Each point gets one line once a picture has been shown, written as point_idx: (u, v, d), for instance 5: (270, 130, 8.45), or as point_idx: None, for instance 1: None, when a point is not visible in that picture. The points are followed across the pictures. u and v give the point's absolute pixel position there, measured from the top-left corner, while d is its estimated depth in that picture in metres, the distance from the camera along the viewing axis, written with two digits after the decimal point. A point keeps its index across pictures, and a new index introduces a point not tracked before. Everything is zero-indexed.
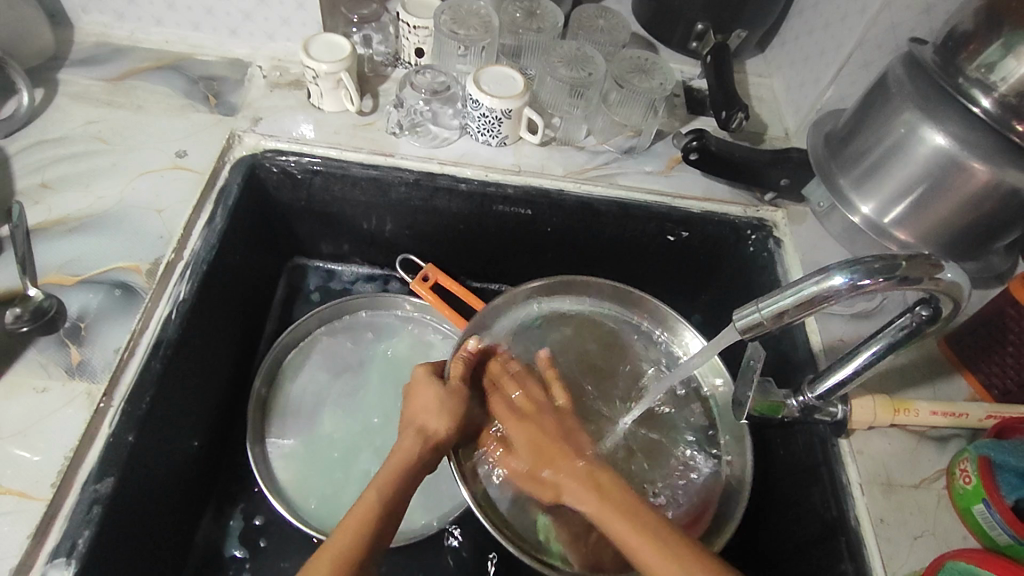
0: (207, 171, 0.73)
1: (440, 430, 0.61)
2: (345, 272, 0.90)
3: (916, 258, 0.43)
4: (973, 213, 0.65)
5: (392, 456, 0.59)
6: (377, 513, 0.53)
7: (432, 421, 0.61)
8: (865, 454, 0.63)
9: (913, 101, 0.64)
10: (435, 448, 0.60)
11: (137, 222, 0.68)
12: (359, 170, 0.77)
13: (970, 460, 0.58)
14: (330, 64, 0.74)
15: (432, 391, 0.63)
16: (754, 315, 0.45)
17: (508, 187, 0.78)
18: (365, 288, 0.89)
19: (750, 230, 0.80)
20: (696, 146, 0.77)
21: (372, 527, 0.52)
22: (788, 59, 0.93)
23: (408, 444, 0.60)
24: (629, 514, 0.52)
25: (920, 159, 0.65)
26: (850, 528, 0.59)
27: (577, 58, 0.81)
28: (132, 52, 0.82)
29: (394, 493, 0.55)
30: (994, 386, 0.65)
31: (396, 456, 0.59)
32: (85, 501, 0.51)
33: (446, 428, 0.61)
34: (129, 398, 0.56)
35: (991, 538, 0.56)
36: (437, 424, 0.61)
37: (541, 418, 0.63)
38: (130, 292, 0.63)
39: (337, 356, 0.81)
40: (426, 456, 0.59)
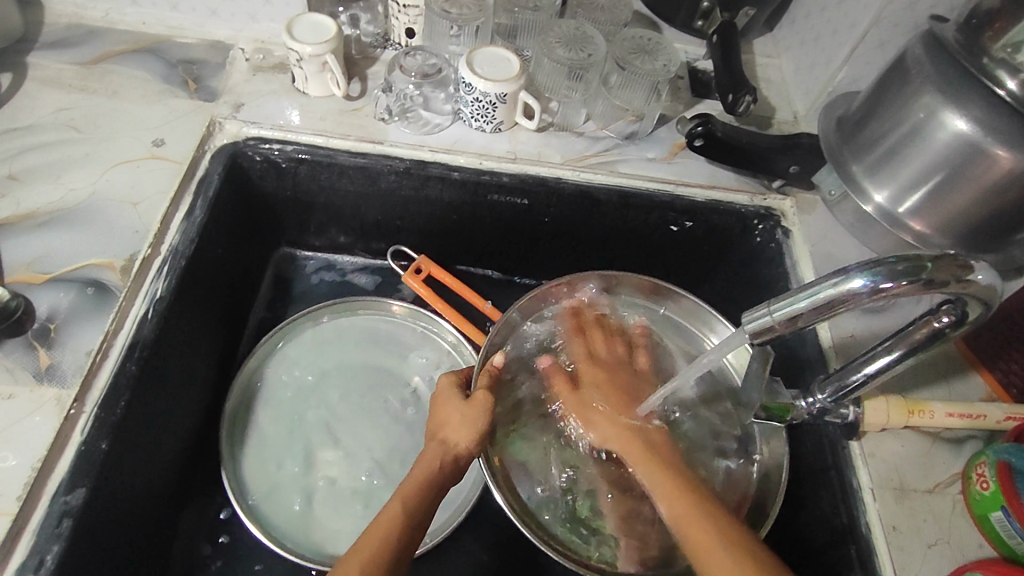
0: (186, 161, 0.69)
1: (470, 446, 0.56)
2: (343, 261, 0.86)
3: (942, 259, 0.39)
4: (994, 203, 0.61)
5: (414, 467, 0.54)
6: (402, 523, 0.49)
7: (456, 434, 0.56)
8: (877, 458, 0.60)
9: (933, 83, 0.60)
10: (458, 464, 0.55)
11: (111, 216, 0.65)
12: (347, 158, 0.73)
13: (988, 465, 0.55)
14: (315, 46, 0.70)
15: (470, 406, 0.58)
16: (765, 317, 0.42)
17: (504, 176, 0.74)
18: (362, 279, 0.86)
19: (757, 219, 0.76)
20: (702, 131, 0.73)
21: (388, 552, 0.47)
22: (798, 39, 0.88)
23: (430, 456, 0.55)
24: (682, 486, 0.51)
25: (940, 145, 0.61)
26: (861, 536, 0.57)
27: (576, 38, 0.76)
28: (106, 33, 0.78)
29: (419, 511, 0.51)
30: (1013, 384, 0.62)
31: (419, 466, 0.54)
32: (54, 514, 0.49)
33: (471, 443, 0.56)
34: (102, 403, 0.54)
35: (1008, 547, 0.53)
36: (467, 437, 0.56)
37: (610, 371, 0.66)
38: (103, 291, 0.60)
39: (326, 352, 0.78)
40: (447, 472, 0.55)
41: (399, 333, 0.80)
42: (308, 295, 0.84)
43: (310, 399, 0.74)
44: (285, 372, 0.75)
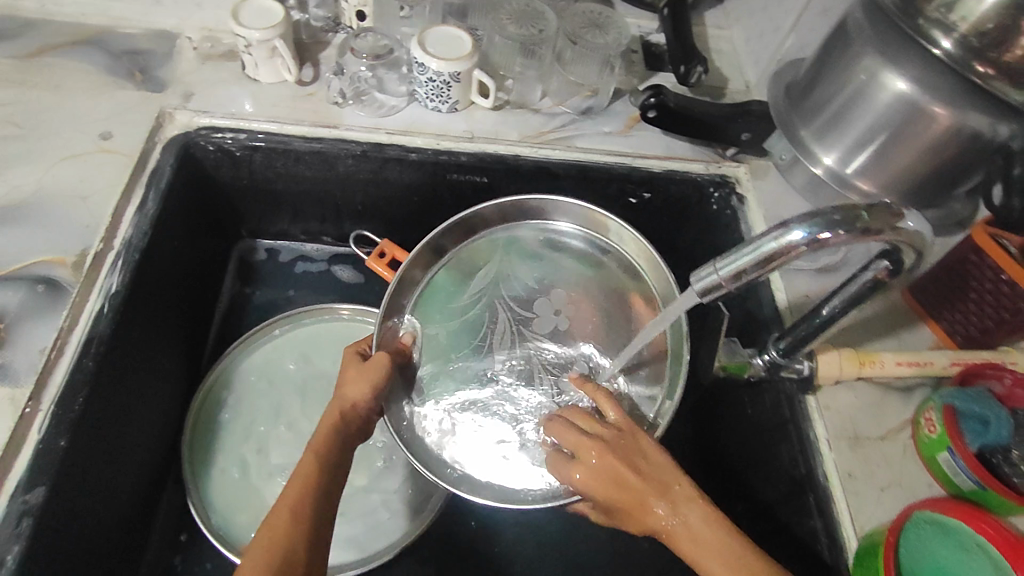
0: (136, 153, 0.68)
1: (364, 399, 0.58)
2: (316, 252, 0.86)
3: (877, 208, 0.41)
4: (935, 160, 0.64)
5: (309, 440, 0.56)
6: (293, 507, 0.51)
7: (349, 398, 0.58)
8: (832, 410, 0.63)
9: (873, 45, 0.62)
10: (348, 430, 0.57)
11: (60, 211, 0.63)
12: (302, 144, 0.72)
13: (935, 409, 0.58)
14: (263, 31, 0.69)
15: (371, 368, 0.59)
16: (712, 275, 0.43)
17: (462, 155, 0.74)
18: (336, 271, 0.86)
19: (713, 187, 0.77)
20: (655, 102, 0.74)
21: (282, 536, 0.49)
22: (748, 9, 0.90)
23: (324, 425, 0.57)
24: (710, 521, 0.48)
25: (882, 106, 0.63)
26: (818, 484, 0.59)
27: (527, 14, 0.76)
28: (45, 26, 0.75)
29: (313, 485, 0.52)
30: (958, 332, 0.65)
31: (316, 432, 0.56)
32: (14, 513, 0.49)
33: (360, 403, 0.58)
34: (59, 400, 0.54)
35: (955, 485, 0.56)
36: (356, 393, 0.58)
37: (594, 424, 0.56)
38: (54, 287, 0.59)
39: (293, 341, 0.78)
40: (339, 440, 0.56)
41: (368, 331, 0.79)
42: (275, 285, 0.84)
43: (279, 389, 0.75)
44: (253, 361, 0.75)
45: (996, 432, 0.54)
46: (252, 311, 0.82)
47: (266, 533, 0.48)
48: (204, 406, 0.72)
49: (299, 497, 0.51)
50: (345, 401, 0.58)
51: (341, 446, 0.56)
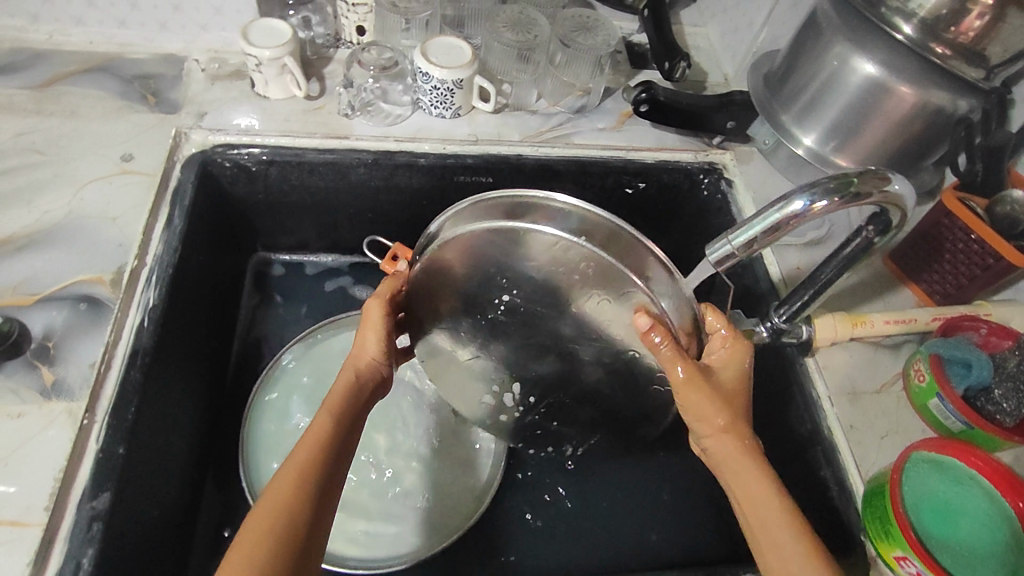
0: (159, 173, 0.71)
1: (377, 354, 0.57)
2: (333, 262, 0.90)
3: (865, 174, 0.47)
4: (905, 135, 0.70)
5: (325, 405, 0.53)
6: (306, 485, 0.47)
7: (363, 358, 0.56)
8: (830, 369, 0.68)
9: (842, 33, 0.68)
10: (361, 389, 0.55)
11: (91, 233, 0.66)
12: (315, 155, 0.76)
13: (921, 360, 0.64)
14: (273, 50, 0.73)
15: (369, 318, 0.58)
16: (725, 246, 0.48)
17: (468, 157, 0.79)
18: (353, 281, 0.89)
19: (702, 174, 0.83)
20: (646, 97, 0.79)
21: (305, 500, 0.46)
22: (721, 7, 0.96)
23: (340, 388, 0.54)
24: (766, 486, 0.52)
25: (856, 90, 0.69)
26: (824, 437, 0.64)
27: (520, 21, 0.81)
28: (54, 55, 0.78)
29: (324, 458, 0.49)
30: (936, 292, 0.72)
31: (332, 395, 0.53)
32: (84, 519, 0.51)
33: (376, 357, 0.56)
34: (113, 410, 0.56)
35: (945, 427, 0.63)
36: (371, 348, 0.57)
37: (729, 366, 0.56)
38: (96, 304, 0.62)
39: (316, 347, 0.80)
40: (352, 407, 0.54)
41: None
42: (294, 296, 0.87)
43: (306, 394, 0.77)
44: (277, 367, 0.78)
45: (978, 374, 0.60)
46: (271, 321, 0.84)
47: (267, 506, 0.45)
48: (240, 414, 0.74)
49: (303, 469, 0.47)
50: (355, 361, 0.57)
51: (355, 408, 0.54)
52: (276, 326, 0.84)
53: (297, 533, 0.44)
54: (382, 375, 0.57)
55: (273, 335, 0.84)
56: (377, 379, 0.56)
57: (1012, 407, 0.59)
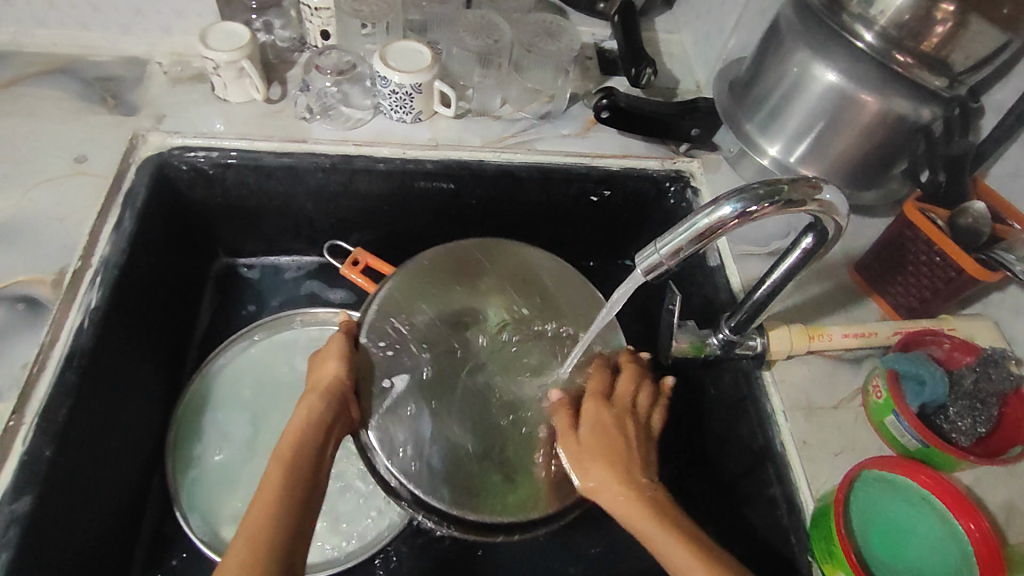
0: (111, 174, 0.71)
1: (340, 371, 0.57)
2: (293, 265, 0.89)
3: (797, 181, 0.46)
4: (867, 143, 0.68)
5: (284, 439, 0.52)
6: (263, 536, 0.45)
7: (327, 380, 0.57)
8: (786, 383, 0.66)
9: (801, 40, 0.67)
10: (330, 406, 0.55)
11: (39, 233, 0.66)
12: (272, 159, 0.75)
13: (879, 376, 0.61)
14: (230, 53, 0.72)
15: (329, 346, 0.59)
16: (654, 255, 0.47)
17: (427, 162, 0.78)
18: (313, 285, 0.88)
19: (668, 182, 0.81)
20: (607, 103, 0.78)
21: (266, 547, 0.45)
22: (695, 13, 0.95)
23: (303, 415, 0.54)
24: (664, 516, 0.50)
25: (815, 97, 0.67)
26: (776, 454, 0.62)
27: (482, 26, 0.81)
28: (18, 57, 0.78)
29: (287, 503, 0.48)
30: (901, 305, 0.69)
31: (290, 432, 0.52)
32: (2, 523, 0.51)
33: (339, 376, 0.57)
34: (43, 412, 0.56)
35: (902, 445, 0.60)
36: (331, 367, 0.58)
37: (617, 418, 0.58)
38: (34, 305, 0.61)
39: (271, 354, 0.80)
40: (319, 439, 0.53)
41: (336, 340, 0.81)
42: (257, 302, 0.86)
43: (257, 402, 0.76)
44: (228, 375, 0.77)
45: (932, 391, 0.58)
46: (232, 324, 0.84)
47: (242, 539, 0.45)
48: (190, 418, 0.74)
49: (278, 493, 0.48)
50: (317, 382, 0.57)
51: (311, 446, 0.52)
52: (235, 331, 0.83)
53: (282, 548, 0.46)
54: (346, 392, 0.57)
55: None
56: (344, 397, 0.56)
57: (967, 427, 0.57)
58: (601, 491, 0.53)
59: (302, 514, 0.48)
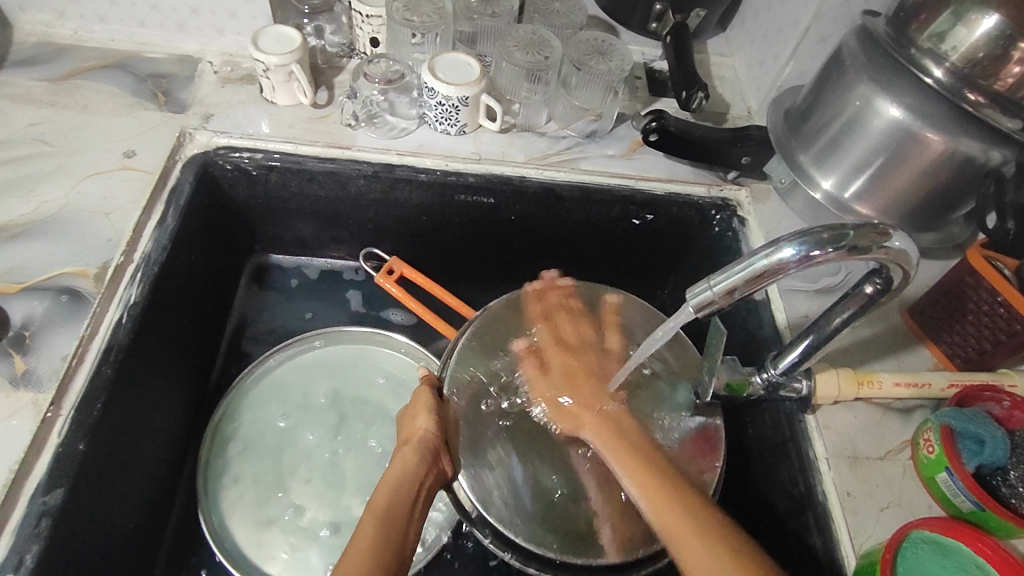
0: (158, 171, 0.71)
1: (430, 426, 0.58)
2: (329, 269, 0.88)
3: (864, 227, 0.43)
4: (930, 184, 0.65)
5: (383, 484, 0.55)
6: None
7: (420, 431, 0.58)
8: (832, 429, 0.63)
9: (866, 72, 0.64)
10: (429, 462, 0.56)
11: (84, 226, 0.66)
12: (315, 164, 0.75)
13: (932, 430, 0.58)
14: (281, 56, 0.73)
15: (416, 402, 0.60)
16: (707, 292, 0.45)
17: (469, 175, 0.77)
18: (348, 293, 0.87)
19: (714, 210, 0.79)
20: (656, 126, 0.76)
21: None
22: (749, 37, 0.92)
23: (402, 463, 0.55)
24: (666, 480, 0.52)
25: (877, 132, 0.64)
26: (818, 502, 0.59)
27: (533, 41, 0.79)
28: (76, 50, 0.80)
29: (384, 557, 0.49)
30: (957, 354, 0.66)
31: (388, 481, 0.55)
32: (32, 515, 0.50)
33: (434, 429, 0.58)
34: (79, 406, 0.55)
35: (955, 506, 0.56)
36: (422, 421, 0.59)
37: (583, 352, 0.65)
38: (77, 297, 0.62)
39: (301, 361, 0.79)
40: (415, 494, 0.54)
41: (376, 355, 0.81)
42: (290, 306, 0.86)
43: (287, 412, 0.76)
44: (260, 381, 0.77)
45: (991, 453, 0.54)
46: (264, 325, 0.84)
47: None
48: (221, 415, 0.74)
49: (374, 532, 0.50)
50: (408, 434, 0.59)
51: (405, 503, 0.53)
52: (268, 333, 0.84)
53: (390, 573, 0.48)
54: (437, 445, 0.58)
55: (266, 338, 0.83)
56: (434, 448, 0.57)
57: None
58: (590, 437, 0.58)
59: (401, 545, 0.51)
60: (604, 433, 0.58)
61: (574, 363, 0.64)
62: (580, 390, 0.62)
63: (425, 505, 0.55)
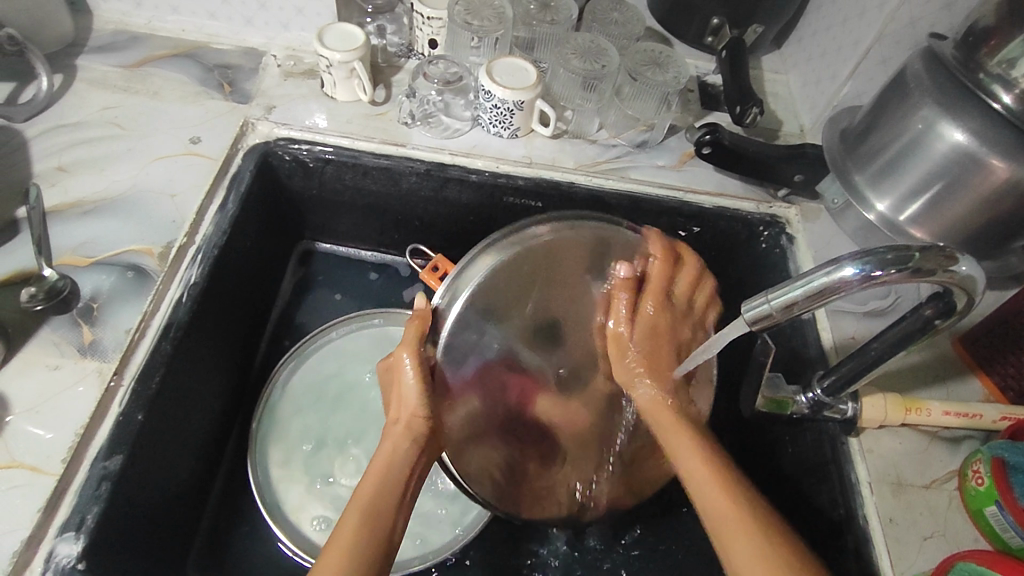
0: (221, 157, 0.74)
1: (417, 409, 0.57)
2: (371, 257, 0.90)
3: (930, 250, 0.43)
4: (990, 213, 0.64)
5: (366, 480, 0.54)
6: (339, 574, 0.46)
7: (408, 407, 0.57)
8: (875, 454, 0.62)
9: (930, 96, 0.63)
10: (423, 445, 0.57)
11: (151, 206, 0.69)
12: (371, 159, 0.77)
13: (983, 461, 0.57)
14: (344, 54, 0.75)
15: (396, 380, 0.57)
16: (763, 306, 0.45)
17: (520, 179, 0.78)
18: (390, 281, 0.89)
19: (762, 226, 0.79)
20: (710, 139, 0.76)
21: None
22: (805, 55, 0.92)
23: (395, 448, 0.56)
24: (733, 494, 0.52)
25: (938, 156, 0.63)
26: (857, 527, 0.59)
27: (590, 50, 0.80)
28: (150, 39, 0.83)
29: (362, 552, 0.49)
30: (1010, 387, 0.64)
31: (375, 470, 0.55)
32: (94, 477, 0.52)
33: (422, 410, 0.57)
34: (139, 377, 0.58)
35: (1003, 541, 0.55)
36: (414, 403, 0.56)
37: (671, 307, 0.63)
38: (142, 274, 0.64)
39: (358, 340, 0.81)
40: (405, 483, 0.55)
41: None
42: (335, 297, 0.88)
43: (327, 397, 0.77)
44: (320, 361, 0.79)
45: None
46: (308, 313, 0.86)
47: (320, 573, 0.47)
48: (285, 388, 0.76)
49: (354, 532, 0.50)
50: (398, 413, 0.58)
51: (392, 499, 0.53)
52: (312, 320, 0.86)
53: (381, 548, 0.50)
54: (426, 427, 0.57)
55: (311, 325, 0.85)
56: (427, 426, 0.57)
57: None
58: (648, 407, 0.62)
59: (391, 529, 0.52)
60: (663, 416, 0.61)
61: (660, 329, 0.63)
62: (651, 356, 0.63)
63: (416, 482, 0.56)
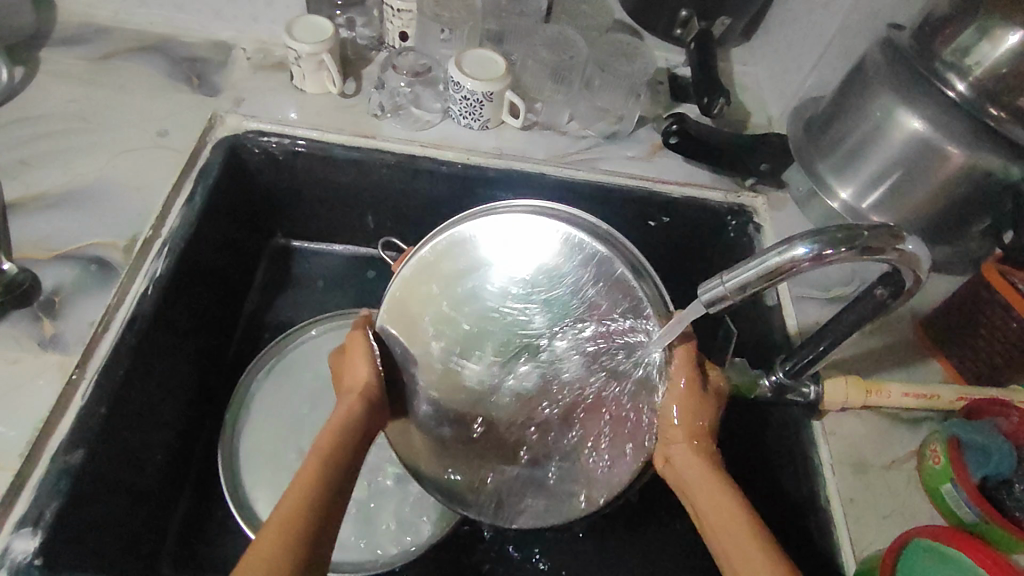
0: (188, 150, 0.73)
1: (371, 376, 0.58)
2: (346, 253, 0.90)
3: (878, 229, 0.44)
4: (948, 199, 0.65)
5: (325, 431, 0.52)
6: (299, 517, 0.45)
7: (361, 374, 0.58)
8: (837, 436, 0.63)
9: (889, 85, 0.64)
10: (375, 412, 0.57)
11: (116, 199, 0.69)
12: (341, 152, 0.77)
13: (939, 442, 0.58)
14: (312, 46, 0.74)
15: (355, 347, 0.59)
16: (719, 287, 0.46)
17: (491, 170, 0.78)
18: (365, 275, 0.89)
19: (730, 215, 0.80)
20: (677, 128, 0.77)
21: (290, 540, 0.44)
22: (773, 48, 0.93)
23: (350, 409, 0.55)
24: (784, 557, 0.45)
25: (896, 143, 0.65)
26: (820, 507, 0.60)
27: (557, 41, 0.82)
28: (116, 32, 0.82)
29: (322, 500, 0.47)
30: (968, 369, 0.66)
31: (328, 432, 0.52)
32: (55, 471, 0.52)
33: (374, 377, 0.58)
34: (103, 369, 0.57)
35: (957, 517, 0.56)
36: (365, 371, 0.58)
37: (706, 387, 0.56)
38: (106, 267, 0.64)
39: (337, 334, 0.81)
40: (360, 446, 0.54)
41: None
42: (308, 290, 0.88)
43: (296, 390, 0.77)
44: (293, 354, 0.79)
45: (997, 465, 0.54)
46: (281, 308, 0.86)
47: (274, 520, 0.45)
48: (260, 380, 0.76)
49: (314, 478, 0.48)
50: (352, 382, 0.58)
51: (348, 458, 0.52)
52: (285, 314, 0.85)
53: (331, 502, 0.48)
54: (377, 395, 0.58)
55: (284, 318, 0.85)
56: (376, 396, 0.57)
57: None
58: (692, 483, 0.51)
59: (341, 488, 0.49)
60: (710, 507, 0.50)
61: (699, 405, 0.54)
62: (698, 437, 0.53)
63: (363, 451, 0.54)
